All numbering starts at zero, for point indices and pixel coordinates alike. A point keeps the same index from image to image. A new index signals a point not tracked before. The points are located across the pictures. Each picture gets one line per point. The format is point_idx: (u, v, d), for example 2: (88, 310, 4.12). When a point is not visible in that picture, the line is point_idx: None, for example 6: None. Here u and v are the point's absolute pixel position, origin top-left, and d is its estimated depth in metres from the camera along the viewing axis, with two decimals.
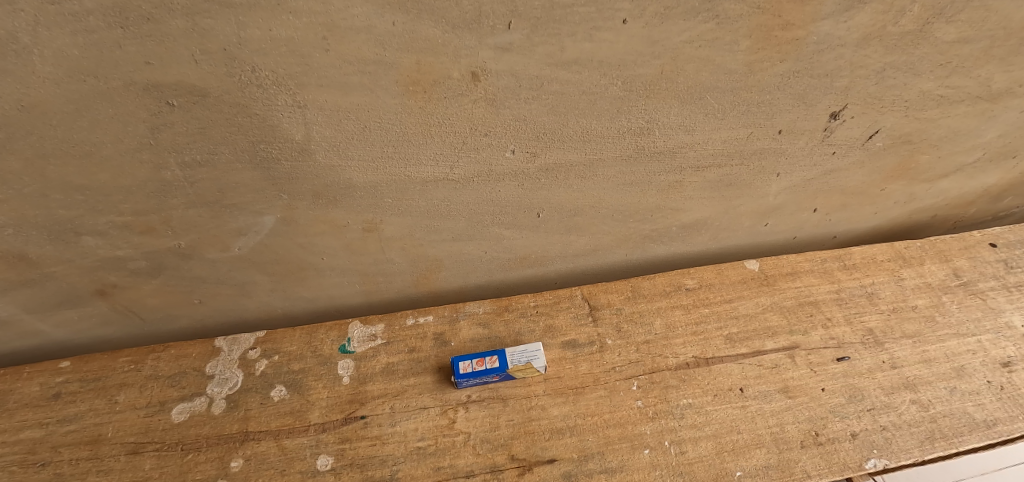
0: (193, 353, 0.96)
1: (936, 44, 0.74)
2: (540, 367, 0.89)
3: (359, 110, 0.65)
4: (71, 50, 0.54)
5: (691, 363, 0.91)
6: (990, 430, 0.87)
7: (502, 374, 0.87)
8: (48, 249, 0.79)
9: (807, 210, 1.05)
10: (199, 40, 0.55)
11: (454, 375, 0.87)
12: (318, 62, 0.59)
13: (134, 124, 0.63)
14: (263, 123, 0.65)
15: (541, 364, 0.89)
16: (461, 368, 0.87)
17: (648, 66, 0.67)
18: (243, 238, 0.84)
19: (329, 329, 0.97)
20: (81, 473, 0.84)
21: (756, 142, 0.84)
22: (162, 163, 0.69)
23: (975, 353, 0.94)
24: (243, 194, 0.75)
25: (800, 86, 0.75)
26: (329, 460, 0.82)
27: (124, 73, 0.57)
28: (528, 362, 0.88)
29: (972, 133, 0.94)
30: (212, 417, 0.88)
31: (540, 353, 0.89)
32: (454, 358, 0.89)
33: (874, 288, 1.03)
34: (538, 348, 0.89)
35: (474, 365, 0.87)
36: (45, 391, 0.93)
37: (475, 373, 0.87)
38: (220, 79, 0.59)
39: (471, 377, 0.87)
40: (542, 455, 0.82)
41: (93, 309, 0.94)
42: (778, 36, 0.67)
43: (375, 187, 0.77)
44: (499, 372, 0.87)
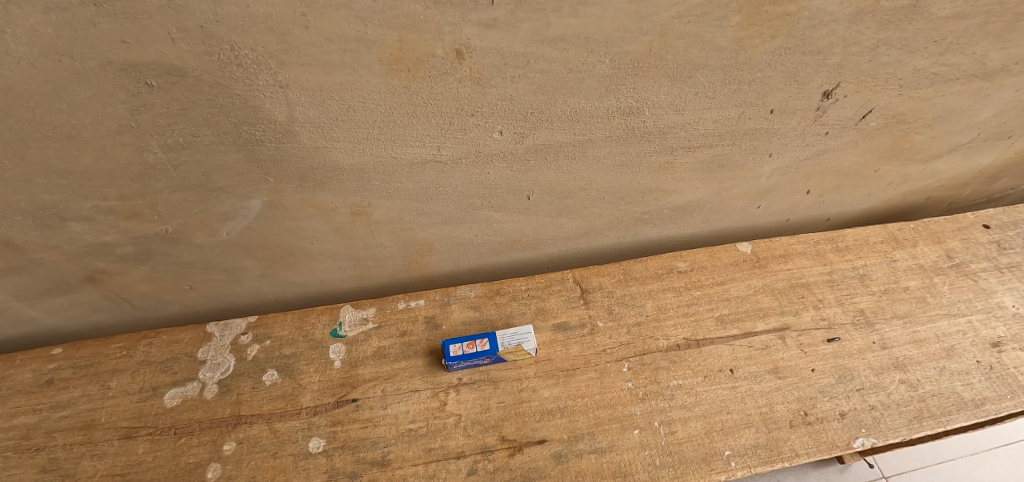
0: (185, 338, 0.96)
1: (930, 20, 0.72)
2: (530, 349, 0.88)
3: (343, 89, 0.64)
4: (44, 28, 0.53)
5: (682, 345, 0.92)
6: (978, 409, 0.87)
7: (494, 357, 0.88)
8: (33, 235, 0.79)
9: (799, 191, 1.04)
10: (174, 18, 0.53)
11: (445, 358, 0.87)
12: (298, 39, 0.57)
13: (113, 106, 0.62)
14: (245, 103, 0.64)
15: (531, 346, 0.88)
16: (452, 351, 0.87)
17: (636, 43, 0.66)
18: (230, 223, 0.83)
19: (320, 313, 0.97)
20: (75, 458, 0.84)
21: (748, 121, 0.83)
22: (144, 146, 0.68)
23: (964, 333, 0.95)
24: (228, 177, 0.74)
25: (792, 64, 0.74)
26: (321, 443, 0.83)
27: (100, 53, 0.56)
28: (518, 344, 0.88)
29: (967, 112, 0.93)
30: (205, 402, 0.88)
31: (531, 335, 0.89)
32: (445, 341, 0.89)
33: (866, 269, 1.03)
34: (528, 331, 0.89)
35: (466, 348, 0.87)
36: (38, 377, 0.93)
37: (466, 356, 0.87)
38: (198, 57, 0.57)
39: (461, 359, 0.87)
40: (532, 436, 0.82)
41: (82, 295, 0.94)
42: (769, 11, 0.65)
43: (362, 169, 0.76)
44: (492, 356, 0.87)
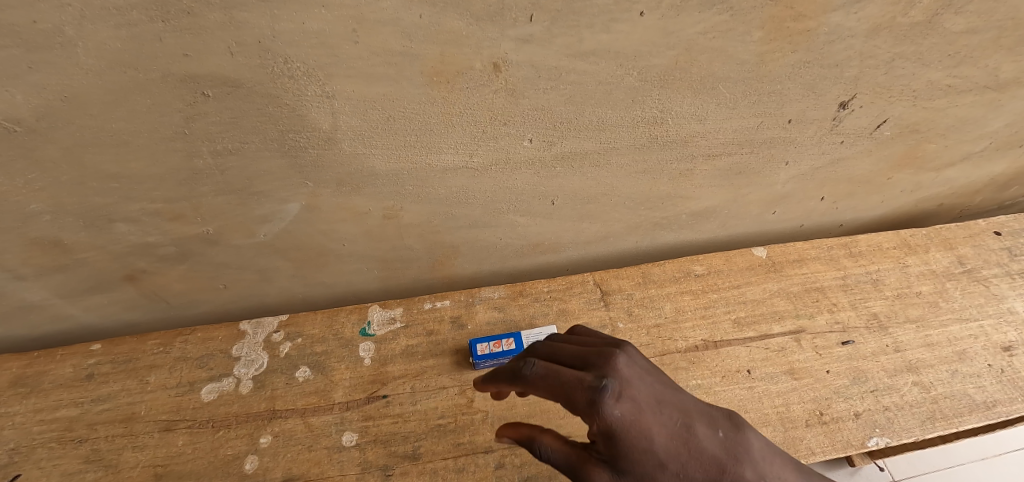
0: (219, 335, 1.00)
1: (944, 34, 0.75)
2: (553, 348, 0.94)
3: (385, 99, 0.67)
4: (114, 43, 0.55)
5: (700, 346, 0.95)
6: (990, 411, 0.89)
7: (518, 356, 0.94)
8: (81, 235, 0.83)
9: (814, 198, 1.07)
10: (235, 34, 0.56)
11: (473, 357, 0.91)
12: (347, 53, 0.61)
13: (169, 114, 0.65)
14: (293, 112, 0.67)
15: (552, 345, 0.94)
16: (479, 350, 0.92)
17: (663, 57, 0.69)
18: (268, 225, 0.87)
19: (350, 313, 1.01)
20: (117, 449, 0.88)
21: (767, 130, 0.86)
22: (194, 152, 0.71)
23: (976, 337, 0.97)
24: (270, 181, 0.78)
25: (810, 76, 0.77)
26: (354, 436, 0.86)
27: (163, 66, 0.59)
28: (541, 343, 0.94)
29: (979, 122, 0.95)
30: (241, 396, 0.92)
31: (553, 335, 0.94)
32: (471, 340, 0.93)
33: (879, 274, 1.05)
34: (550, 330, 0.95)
35: (494, 347, 0.92)
36: (79, 372, 0.97)
37: (492, 355, 0.91)
38: (253, 70, 0.61)
39: (488, 358, 0.91)
40: (557, 432, 0.85)
41: (122, 294, 0.98)
42: (790, 27, 0.68)
43: (397, 175, 0.80)
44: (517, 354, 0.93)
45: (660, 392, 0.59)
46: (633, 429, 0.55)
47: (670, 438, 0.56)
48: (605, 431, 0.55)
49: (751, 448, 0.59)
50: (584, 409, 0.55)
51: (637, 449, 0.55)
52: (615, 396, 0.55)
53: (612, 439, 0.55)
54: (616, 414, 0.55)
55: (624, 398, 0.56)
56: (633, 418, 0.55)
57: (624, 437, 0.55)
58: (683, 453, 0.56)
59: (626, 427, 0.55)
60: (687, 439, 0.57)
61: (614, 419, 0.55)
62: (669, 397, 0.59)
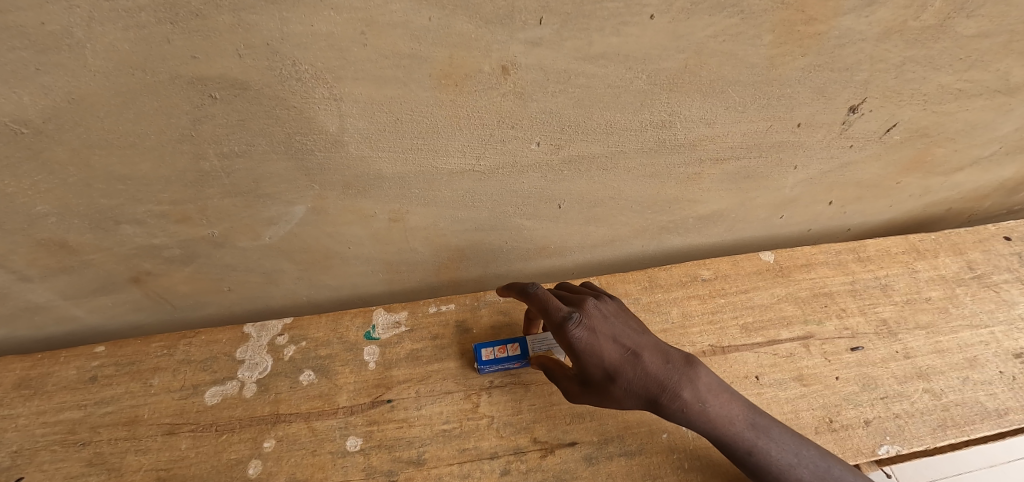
0: (222, 338, 0.99)
1: (956, 38, 0.74)
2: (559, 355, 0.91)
3: (393, 102, 0.67)
4: (122, 44, 0.55)
5: (707, 351, 0.94)
6: (1002, 419, 0.88)
7: (524, 363, 0.91)
8: (87, 237, 0.82)
9: (822, 202, 1.07)
10: (243, 36, 0.56)
11: (477, 362, 0.90)
12: (355, 56, 0.60)
13: (177, 116, 0.65)
14: (300, 115, 0.67)
15: (560, 352, 0.91)
16: (484, 355, 0.90)
17: (672, 60, 0.68)
18: (274, 227, 0.87)
19: (354, 316, 1.00)
20: (120, 452, 0.87)
21: (776, 134, 0.86)
22: (201, 154, 0.71)
23: (986, 344, 0.96)
24: (277, 184, 0.78)
25: (820, 80, 0.76)
26: (358, 441, 0.85)
27: (171, 67, 0.59)
28: (547, 349, 0.91)
29: (989, 126, 0.95)
30: (244, 400, 0.91)
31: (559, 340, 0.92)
32: (477, 344, 0.92)
33: (888, 280, 1.05)
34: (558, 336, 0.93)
35: (500, 352, 0.90)
36: (82, 374, 0.96)
37: (497, 360, 0.90)
38: (261, 72, 0.60)
39: (493, 363, 0.90)
40: (563, 438, 0.85)
41: (126, 295, 0.98)
42: (800, 31, 0.68)
43: (403, 177, 0.80)
44: (522, 361, 0.90)
45: (617, 328, 0.80)
46: (594, 350, 0.77)
47: (620, 359, 0.77)
48: (573, 349, 0.77)
49: (689, 376, 0.78)
50: (558, 332, 0.77)
51: (595, 363, 0.77)
52: (582, 326, 0.77)
53: (578, 355, 0.77)
54: (580, 336, 0.77)
55: (588, 328, 0.77)
56: (594, 342, 0.77)
57: (585, 355, 0.77)
58: (630, 371, 0.77)
59: (588, 348, 0.77)
60: (634, 363, 0.77)
61: (579, 341, 0.76)
62: (623, 333, 0.80)
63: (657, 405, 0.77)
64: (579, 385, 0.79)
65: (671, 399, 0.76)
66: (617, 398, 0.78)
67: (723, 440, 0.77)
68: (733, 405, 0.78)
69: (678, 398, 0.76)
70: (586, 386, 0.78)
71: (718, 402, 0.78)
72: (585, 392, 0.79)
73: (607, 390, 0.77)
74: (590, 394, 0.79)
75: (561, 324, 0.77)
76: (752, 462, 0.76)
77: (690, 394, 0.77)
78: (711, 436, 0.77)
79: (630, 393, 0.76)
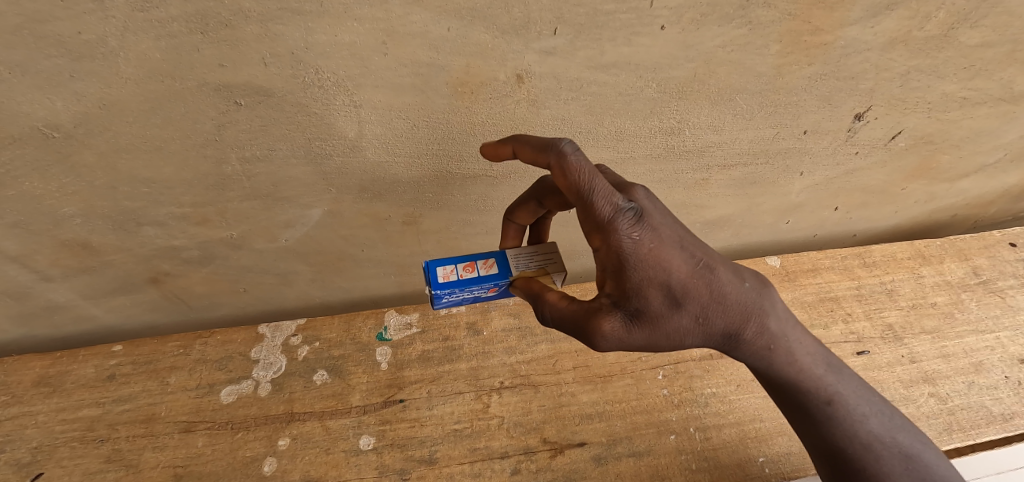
0: (238, 338, 1.02)
1: (959, 48, 0.76)
2: (555, 276, 0.69)
3: (411, 109, 0.69)
4: (153, 53, 0.57)
5: (714, 355, 0.95)
6: (1007, 423, 0.89)
7: (500, 285, 0.69)
8: (110, 238, 0.85)
9: (828, 208, 1.09)
10: (269, 45, 0.58)
11: (432, 287, 0.67)
12: (376, 64, 0.62)
13: (202, 122, 0.67)
14: (321, 121, 0.69)
15: (556, 271, 0.69)
16: (441, 276, 0.68)
17: (682, 69, 0.70)
18: (290, 230, 0.89)
19: (366, 317, 1.03)
20: (138, 449, 0.89)
21: (782, 141, 0.88)
22: (223, 158, 0.73)
23: (992, 349, 0.97)
24: (295, 188, 0.80)
25: (826, 88, 0.78)
26: (371, 440, 0.86)
27: (199, 75, 0.61)
28: (540, 268, 0.70)
29: (993, 134, 0.96)
30: (259, 399, 0.93)
31: (555, 256, 0.71)
32: (429, 264, 0.69)
33: (894, 285, 1.06)
34: (552, 251, 0.71)
35: (462, 272, 0.68)
36: (101, 373, 0.98)
37: (460, 282, 0.67)
38: (285, 80, 0.63)
39: (454, 287, 0.67)
40: (573, 438, 0.85)
41: (144, 296, 1.00)
42: (807, 41, 0.70)
43: (418, 182, 0.82)
44: (495, 282, 0.68)
45: (681, 232, 0.57)
46: (654, 263, 0.54)
47: (688, 277, 0.55)
48: (626, 261, 0.53)
49: (770, 307, 0.60)
50: (606, 233, 0.53)
51: (654, 281, 0.54)
52: (638, 225, 0.54)
53: (631, 269, 0.53)
54: (638, 239, 0.53)
55: (647, 229, 0.54)
56: (655, 249, 0.54)
57: (639, 268, 0.53)
58: (700, 295, 0.56)
59: (647, 260, 0.53)
60: (706, 283, 0.56)
61: (633, 249, 0.53)
62: (691, 241, 0.57)
63: (725, 340, 0.59)
64: (621, 316, 0.55)
65: (746, 335, 0.59)
66: (671, 333, 0.56)
67: (793, 385, 0.61)
68: (809, 343, 0.63)
69: (756, 332, 0.59)
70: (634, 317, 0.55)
71: (799, 341, 0.62)
72: (629, 326, 0.55)
73: (662, 320, 0.55)
74: (635, 328, 0.55)
75: (613, 220, 0.53)
76: (828, 415, 0.61)
77: (762, 327, 0.59)
78: (778, 380, 0.62)
79: (694, 326, 0.56)
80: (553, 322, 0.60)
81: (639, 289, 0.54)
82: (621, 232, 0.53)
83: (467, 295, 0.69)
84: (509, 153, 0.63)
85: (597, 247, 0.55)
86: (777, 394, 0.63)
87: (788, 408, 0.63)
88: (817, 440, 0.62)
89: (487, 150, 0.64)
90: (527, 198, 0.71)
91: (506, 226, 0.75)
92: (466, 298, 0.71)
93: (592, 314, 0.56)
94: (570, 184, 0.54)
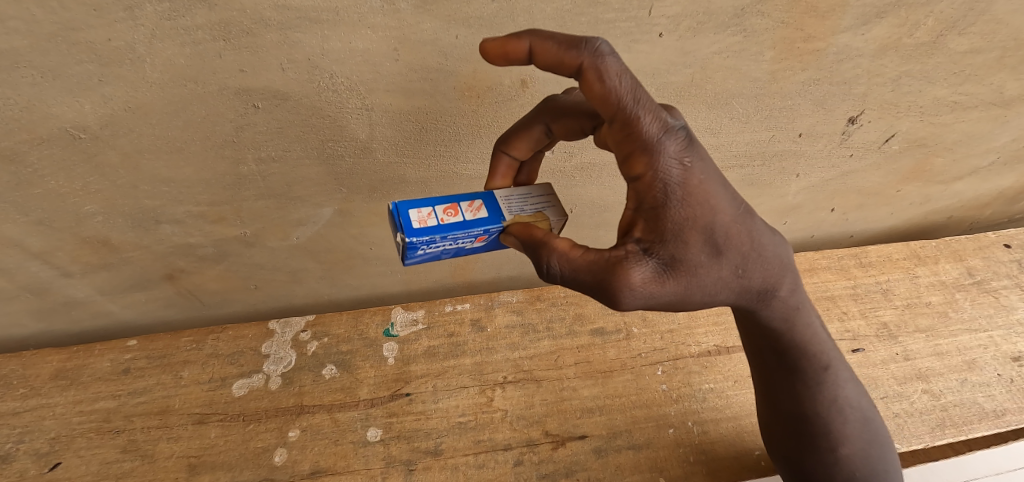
0: (249, 334, 1.05)
1: (949, 54, 0.78)
2: (553, 219, 0.62)
3: (420, 112, 0.72)
4: (178, 59, 0.61)
5: (713, 351, 0.98)
6: (999, 419, 0.90)
7: (490, 233, 0.60)
8: (129, 235, 0.88)
9: (824, 209, 1.11)
10: (287, 51, 0.62)
11: (405, 233, 0.56)
12: (387, 70, 0.66)
13: (221, 124, 0.71)
14: (334, 123, 0.72)
15: (554, 214, 0.62)
16: (416, 221, 0.57)
17: (680, 74, 0.73)
18: (302, 228, 0.93)
19: (374, 314, 1.06)
20: (152, 440, 0.91)
21: (778, 144, 0.91)
22: (240, 159, 0.77)
23: (985, 347, 0.99)
24: (308, 187, 0.84)
25: (820, 92, 0.81)
26: (378, 432, 0.89)
27: (220, 80, 0.64)
28: (537, 212, 0.62)
29: (986, 137, 0.98)
30: (270, 392, 0.96)
31: (550, 198, 0.64)
32: (399, 207, 0.58)
33: (889, 284, 1.09)
34: (545, 193, 0.65)
35: (442, 216, 0.59)
36: (117, 366, 1.02)
37: (440, 228, 0.57)
38: (302, 84, 0.66)
39: (433, 233, 0.57)
40: (574, 431, 0.88)
41: (159, 292, 1.04)
42: (800, 47, 0.72)
43: (425, 183, 0.86)
44: (484, 229, 0.59)
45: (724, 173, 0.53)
46: (701, 199, 0.49)
47: (731, 222, 0.51)
48: (672, 194, 0.48)
49: (794, 271, 0.61)
50: (655, 158, 0.48)
51: (697, 221, 0.49)
52: (689, 153, 0.49)
53: (676, 204, 0.48)
54: (688, 168, 0.48)
55: (696, 157, 0.49)
56: (703, 183, 0.49)
57: (686, 202, 0.48)
58: (741, 243, 0.52)
59: (694, 194, 0.49)
60: (746, 231, 0.53)
61: (682, 177, 0.48)
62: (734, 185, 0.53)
63: (750, 296, 0.57)
64: (655, 263, 0.50)
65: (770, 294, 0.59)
66: (704, 284, 0.52)
67: (801, 350, 0.68)
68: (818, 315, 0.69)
69: (779, 294, 0.60)
70: (670, 262, 0.50)
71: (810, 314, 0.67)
72: (663, 275, 0.50)
73: (698, 268, 0.51)
74: (669, 278, 0.50)
75: (662, 144, 0.47)
76: (823, 380, 0.71)
77: (787, 287, 0.60)
78: (785, 343, 0.67)
79: (730, 277, 0.53)
80: (563, 275, 0.52)
81: (681, 225, 0.49)
82: (669, 158, 0.48)
83: (449, 246, 0.60)
84: (523, 52, 0.48)
85: (639, 175, 0.49)
86: (781, 357, 0.69)
87: (788, 370, 0.70)
88: (805, 403, 0.71)
89: (493, 43, 0.47)
90: (531, 123, 0.64)
91: (498, 158, 0.67)
92: (447, 250, 0.61)
93: (622, 258, 0.50)
94: (614, 95, 0.46)
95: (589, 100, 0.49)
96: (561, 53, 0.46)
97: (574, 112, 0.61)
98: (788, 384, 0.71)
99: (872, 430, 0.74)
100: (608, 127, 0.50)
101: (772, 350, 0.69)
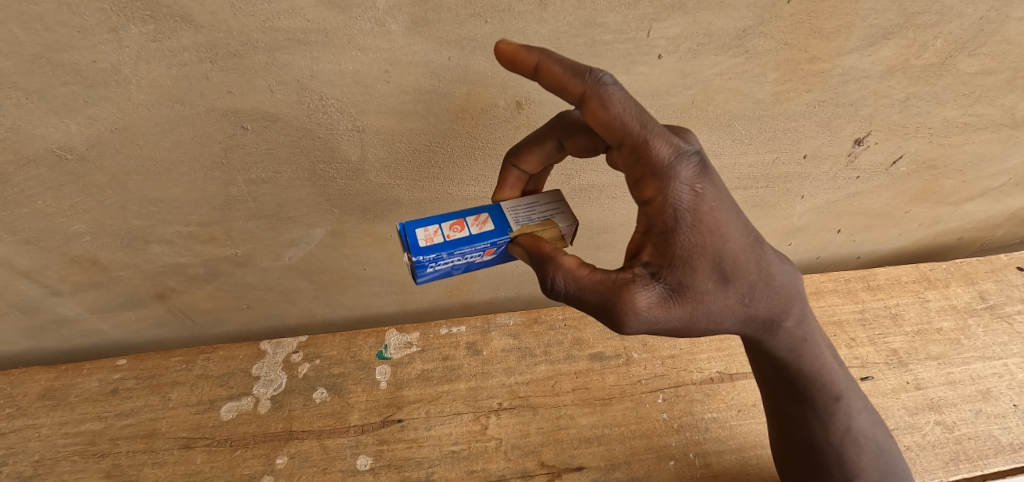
0: (240, 354, 1.03)
1: (958, 75, 0.76)
2: (562, 226, 0.59)
3: (413, 133, 0.71)
4: (165, 80, 0.59)
5: (715, 378, 0.95)
6: (1017, 454, 0.86)
7: (498, 245, 0.57)
8: (118, 254, 0.86)
9: (830, 230, 1.09)
10: (276, 73, 0.60)
11: (413, 254, 0.54)
12: (379, 91, 0.64)
13: (210, 145, 0.69)
14: (325, 145, 0.71)
15: (563, 220, 0.59)
16: (423, 240, 0.55)
17: (680, 96, 0.71)
18: (294, 248, 0.91)
19: (367, 336, 1.03)
20: (137, 465, 0.89)
21: (782, 165, 0.88)
22: (230, 180, 0.75)
23: (1000, 376, 0.95)
24: (299, 208, 0.82)
25: (825, 114, 0.79)
26: (369, 460, 0.86)
27: (208, 101, 0.63)
28: (546, 220, 0.59)
29: (997, 158, 0.96)
30: (259, 416, 0.93)
31: (561, 205, 0.61)
32: (404, 227, 0.56)
33: (898, 308, 1.05)
34: (557, 200, 0.62)
35: (448, 232, 0.56)
36: (104, 386, 0.99)
37: (447, 245, 0.55)
38: (291, 106, 0.64)
39: (442, 251, 0.55)
40: (571, 462, 0.85)
41: (150, 311, 1.02)
42: (804, 69, 0.70)
43: (420, 204, 0.84)
44: (491, 241, 0.56)
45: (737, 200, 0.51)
46: (712, 226, 0.47)
47: (743, 251, 0.49)
48: (682, 220, 0.46)
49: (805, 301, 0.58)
50: (666, 183, 0.46)
51: (706, 249, 0.47)
52: (702, 180, 0.46)
53: (686, 231, 0.46)
54: (699, 194, 0.46)
55: (708, 184, 0.47)
56: (714, 210, 0.47)
57: (697, 229, 0.46)
58: (752, 272, 0.50)
59: (705, 220, 0.46)
60: (758, 260, 0.50)
61: (693, 203, 0.46)
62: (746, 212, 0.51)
63: (757, 326, 0.55)
64: (661, 288, 0.48)
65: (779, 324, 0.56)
66: (711, 312, 0.50)
67: (810, 379, 0.65)
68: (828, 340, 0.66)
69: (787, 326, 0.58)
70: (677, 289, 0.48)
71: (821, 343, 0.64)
72: (668, 301, 0.48)
73: (705, 296, 0.48)
74: (674, 304, 0.48)
75: (673, 169, 0.45)
76: (832, 409, 0.67)
77: (794, 317, 0.57)
78: (794, 371, 0.64)
79: (738, 306, 0.51)
80: (567, 294, 0.50)
81: (690, 252, 0.47)
82: (681, 184, 0.46)
83: (458, 261, 0.57)
84: (531, 67, 0.45)
85: (649, 199, 0.47)
86: (791, 385, 0.66)
87: (799, 398, 0.67)
88: (815, 431, 0.68)
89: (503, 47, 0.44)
90: (543, 137, 0.61)
91: (507, 171, 0.64)
92: (457, 266, 0.58)
93: (629, 282, 0.48)
94: (618, 122, 0.45)
95: (592, 127, 0.47)
96: (566, 78, 0.45)
97: (589, 130, 0.58)
98: (797, 411, 0.68)
99: (891, 461, 0.69)
100: (617, 150, 0.48)
101: (783, 379, 0.67)
